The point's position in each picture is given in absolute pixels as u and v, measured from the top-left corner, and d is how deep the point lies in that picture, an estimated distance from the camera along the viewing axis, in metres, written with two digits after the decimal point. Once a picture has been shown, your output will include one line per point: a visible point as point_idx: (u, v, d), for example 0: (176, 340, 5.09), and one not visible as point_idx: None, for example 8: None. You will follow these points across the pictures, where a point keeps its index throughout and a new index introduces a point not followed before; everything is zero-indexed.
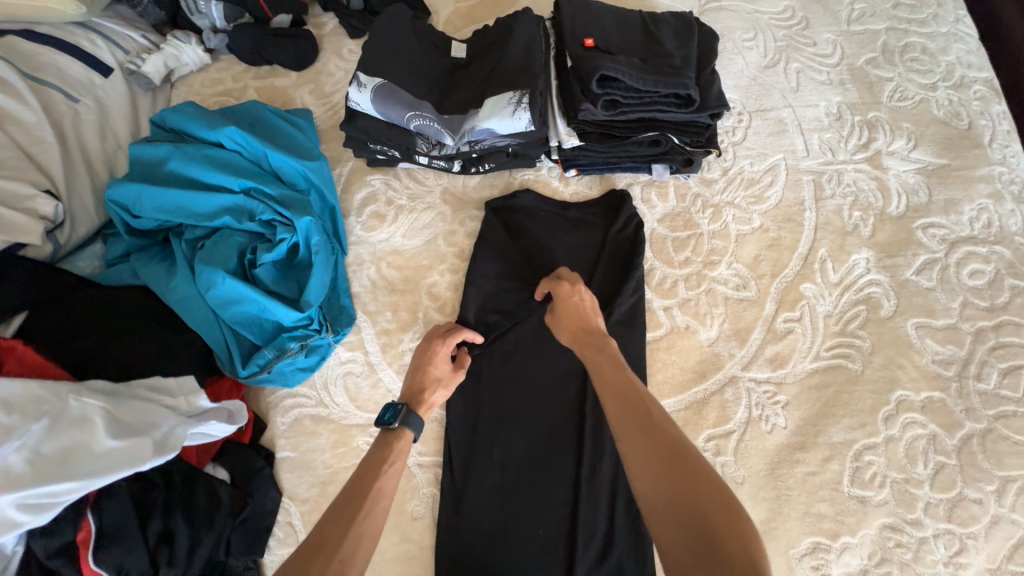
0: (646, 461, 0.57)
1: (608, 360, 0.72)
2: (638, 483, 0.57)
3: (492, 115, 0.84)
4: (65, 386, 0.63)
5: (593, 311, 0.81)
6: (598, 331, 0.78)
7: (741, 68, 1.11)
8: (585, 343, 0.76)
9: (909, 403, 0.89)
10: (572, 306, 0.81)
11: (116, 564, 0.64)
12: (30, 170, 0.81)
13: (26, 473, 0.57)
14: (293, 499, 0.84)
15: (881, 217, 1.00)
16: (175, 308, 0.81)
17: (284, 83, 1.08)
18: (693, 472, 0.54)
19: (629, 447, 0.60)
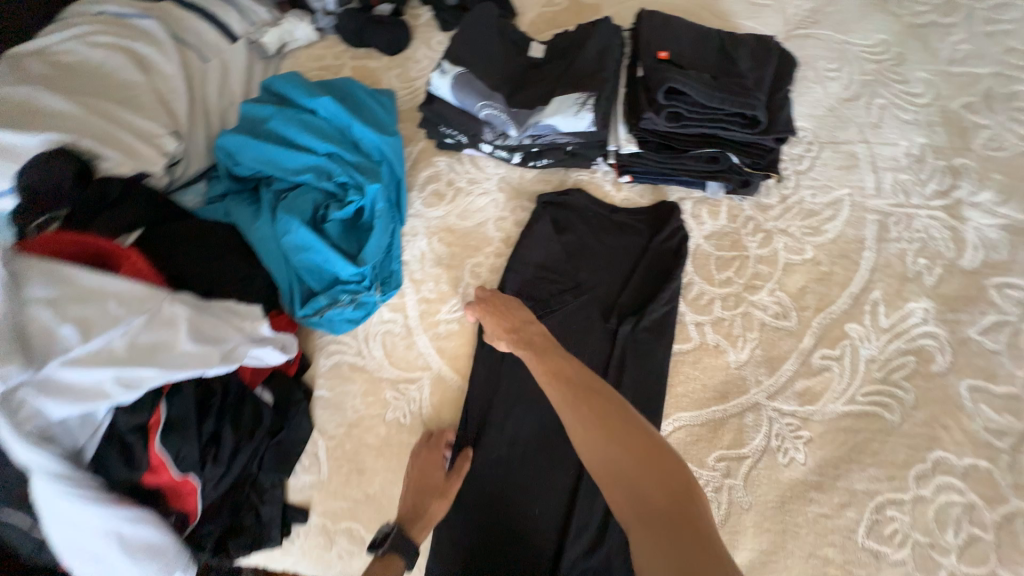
0: (592, 438, 0.66)
1: (541, 357, 0.79)
2: (587, 457, 0.65)
3: (556, 112, 0.89)
4: (161, 292, 0.75)
5: (532, 314, 0.88)
6: (538, 329, 0.85)
7: (819, 97, 1.08)
8: (517, 336, 0.85)
9: (948, 466, 0.84)
10: (512, 307, 0.89)
11: (175, 450, 0.75)
12: (163, 115, 0.97)
13: (124, 354, 0.68)
14: (321, 434, 0.92)
15: (950, 269, 0.94)
16: (254, 247, 0.92)
17: (376, 65, 1.20)
18: (631, 435, 0.65)
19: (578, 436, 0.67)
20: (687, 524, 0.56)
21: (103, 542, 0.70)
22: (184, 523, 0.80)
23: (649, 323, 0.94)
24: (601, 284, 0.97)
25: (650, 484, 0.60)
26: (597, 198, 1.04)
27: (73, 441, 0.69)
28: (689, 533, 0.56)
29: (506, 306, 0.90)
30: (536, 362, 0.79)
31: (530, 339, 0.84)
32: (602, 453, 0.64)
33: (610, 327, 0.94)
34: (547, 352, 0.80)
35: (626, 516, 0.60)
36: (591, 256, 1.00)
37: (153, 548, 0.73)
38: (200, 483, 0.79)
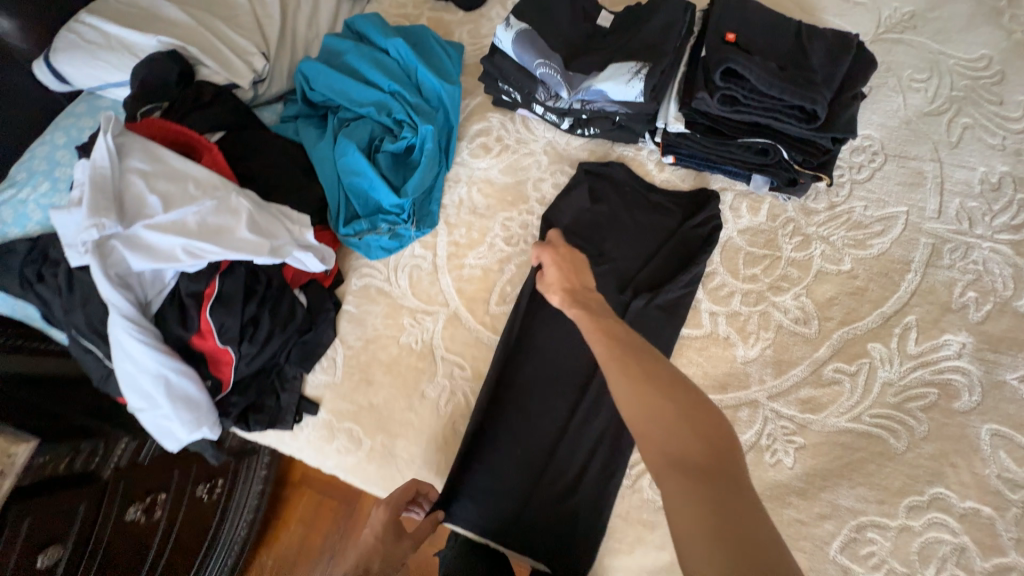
0: (629, 392, 0.64)
1: (589, 314, 0.77)
2: (624, 410, 0.63)
3: (608, 79, 0.92)
4: (233, 186, 0.86)
5: (585, 272, 0.88)
6: (586, 285, 0.85)
7: (896, 107, 1.02)
8: (570, 295, 0.82)
9: (946, 504, 0.80)
10: (567, 258, 0.89)
11: (220, 321, 0.87)
12: (257, 36, 1.08)
13: (193, 229, 0.80)
14: (341, 343, 1.02)
15: (1002, 307, 0.88)
16: (314, 165, 1.02)
17: (451, 19, 1.25)
18: (672, 392, 0.63)
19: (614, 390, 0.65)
20: (725, 478, 0.55)
21: (153, 383, 0.83)
22: (217, 390, 0.93)
23: (662, 302, 0.95)
24: (623, 257, 1.00)
25: (688, 436, 0.59)
26: (638, 172, 1.05)
27: (144, 293, 0.82)
28: (726, 483, 0.55)
29: (562, 256, 0.89)
30: (580, 313, 0.78)
31: (580, 292, 0.83)
32: (642, 402, 0.62)
33: (623, 299, 0.97)
34: (593, 306, 0.79)
35: (658, 465, 0.58)
36: (620, 228, 1.02)
37: (190, 401, 0.86)
38: (235, 357, 0.91)
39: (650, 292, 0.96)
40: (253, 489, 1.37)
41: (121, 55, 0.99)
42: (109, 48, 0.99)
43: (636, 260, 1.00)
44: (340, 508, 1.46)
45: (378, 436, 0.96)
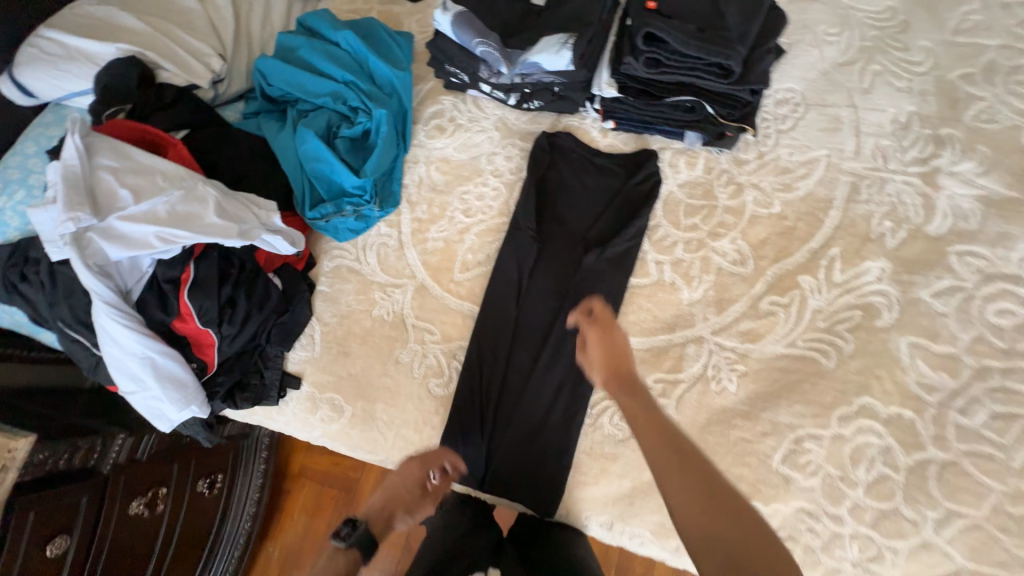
0: (689, 502, 0.66)
1: (641, 404, 0.77)
2: (680, 520, 0.66)
3: (540, 50, 1.01)
4: (199, 177, 0.92)
5: (627, 354, 0.85)
6: (632, 370, 0.82)
7: (813, 61, 1.10)
8: (619, 383, 0.81)
9: (873, 411, 0.89)
10: (608, 337, 0.86)
11: (199, 304, 0.93)
12: (213, 38, 1.14)
13: (164, 217, 0.86)
14: (318, 321, 1.09)
15: (915, 233, 0.97)
16: (277, 155, 1.08)
17: (399, 11, 1.31)
18: (728, 507, 0.65)
19: (673, 495, 0.68)
20: None
21: (139, 365, 0.89)
22: (202, 371, 0.99)
23: (610, 256, 1.03)
24: (573, 218, 1.08)
25: (749, 555, 0.61)
26: (583, 138, 1.12)
27: (123, 282, 0.89)
28: None
29: (603, 337, 0.86)
30: (634, 403, 0.78)
31: (626, 382, 0.81)
32: (698, 517, 0.65)
33: (576, 256, 1.05)
34: (642, 400, 0.78)
35: None
36: (571, 193, 1.09)
37: (176, 380, 0.92)
38: (217, 338, 0.97)
39: (599, 247, 1.04)
40: (252, 484, 1.42)
41: (82, 65, 1.04)
42: (70, 59, 1.04)
43: (584, 219, 1.07)
44: (341, 496, 1.52)
45: (359, 402, 1.03)
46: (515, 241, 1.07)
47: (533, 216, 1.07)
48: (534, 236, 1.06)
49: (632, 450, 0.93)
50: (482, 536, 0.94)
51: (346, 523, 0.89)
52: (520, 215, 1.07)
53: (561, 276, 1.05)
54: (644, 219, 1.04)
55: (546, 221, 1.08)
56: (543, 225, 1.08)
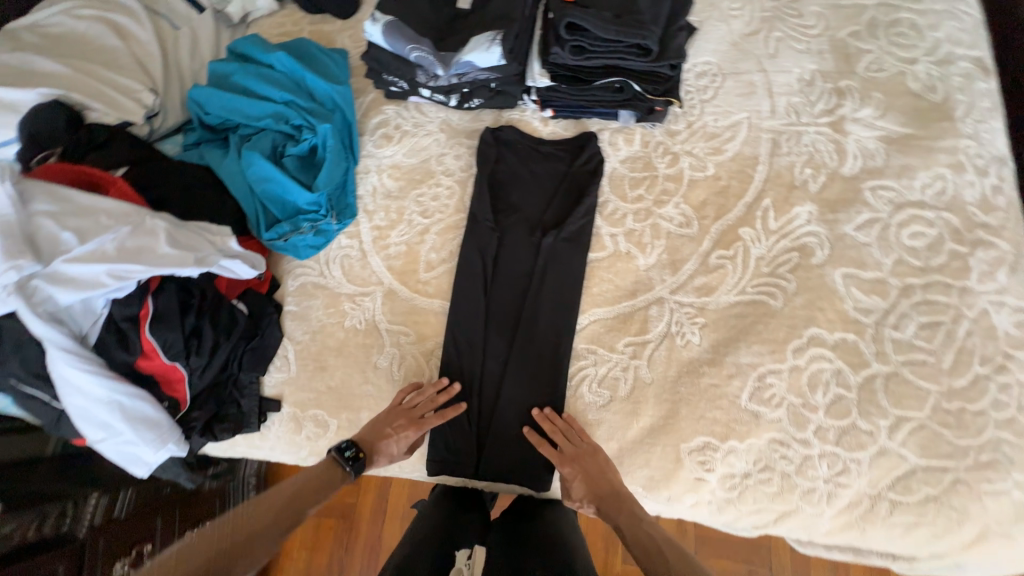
0: None
1: (628, 517, 0.86)
2: None
3: (472, 49, 1.04)
4: (145, 210, 0.90)
5: (608, 473, 0.91)
6: (611, 487, 0.90)
7: (723, 34, 1.20)
8: (603, 498, 0.89)
9: (821, 339, 0.98)
10: (581, 461, 0.92)
11: (163, 338, 0.91)
12: (141, 74, 1.12)
13: (113, 254, 0.84)
14: (290, 340, 1.08)
15: (832, 176, 1.07)
16: (224, 182, 1.07)
17: (330, 29, 1.33)
18: None
19: None
20: None
21: (106, 409, 0.86)
22: (175, 409, 0.96)
23: (566, 235, 1.08)
24: (527, 205, 1.12)
25: None
26: (525, 128, 1.18)
27: (78, 326, 0.86)
28: None
29: (578, 465, 0.91)
30: (618, 518, 0.87)
31: (607, 500, 0.89)
32: None
33: (535, 239, 1.09)
34: (624, 517, 0.86)
35: None
36: (521, 182, 1.14)
37: (148, 420, 0.90)
38: (186, 371, 0.95)
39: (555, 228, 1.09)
40: None
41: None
42: None
43: (538, 204, 1.12)
44: (340, 525, 1.47)
45: (343, 414, 1.03)
46: (475, 234, 1.10)
47: (488, 208, 1.11)
48: (492, 227, 1.10)
49: (613, 413, 0.98)
50: (474, 516, 1.02)
51: (351, 446, 0.91)
52: (476, 207, 1.11)
53: (524, 261, 1.08)
54: (593, 197, 1.10)
55: (502, 211, 1.12)
56: (499, 215, 1.12)
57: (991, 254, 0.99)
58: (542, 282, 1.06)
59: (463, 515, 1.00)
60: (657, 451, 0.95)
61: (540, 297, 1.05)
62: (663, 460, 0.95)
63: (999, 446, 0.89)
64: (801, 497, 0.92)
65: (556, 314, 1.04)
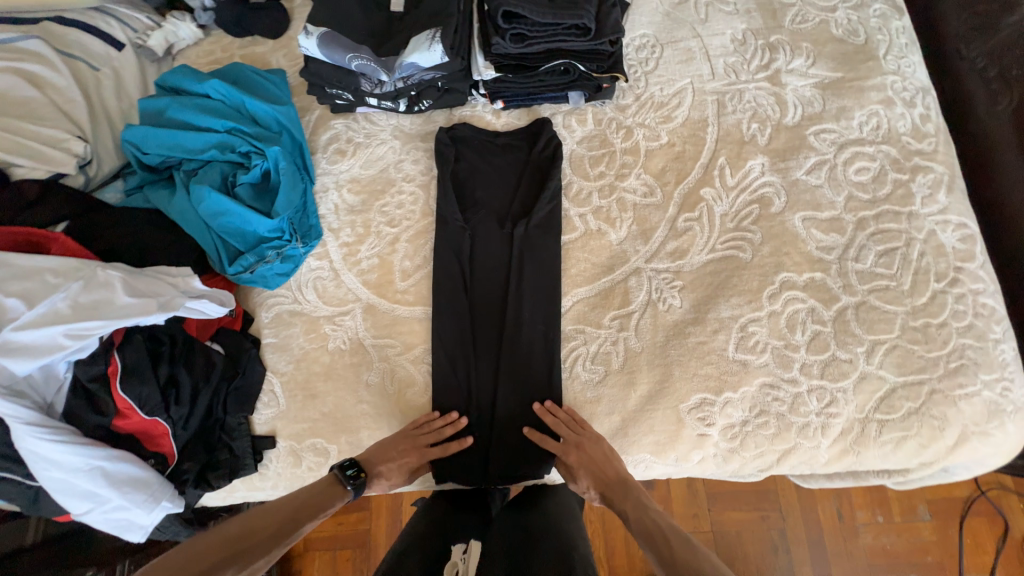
0: None
1: (633, 504, 0.87)
2: None
3: (412, 51, 1.02)
4: (95, 262, 0.85)
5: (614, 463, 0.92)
6: (617, 474, 0.91)
7: (655, 6, 1.23)
8: (608, 486, 0.90)
9: (793, 282, 1.02)
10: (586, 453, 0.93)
11: (137, 393, 0.86)
12: (64, 121, 1.05)
13: (68, 313, 0.79)
14: (275, 373, 1.04)
15: (778, 127, 1.12)
16: (175, 221, 1.03)
17: (263, 50, 1.30)
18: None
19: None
20: None
21: (88, 478, 0.81)
22: (163, 465, 0.92)
23: (537, 222, 1.09)
24: (494, 198, 1.12)
25: None
26: (479, 123, 1.18)
27: (42, 396, 0.81)
28: None
29: (581, 455, 0.93)
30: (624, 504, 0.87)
31: (613, 487, 0.90)
32: None
33: (506, 231, 1.09)
34: (629, 503, 0.87)
35: None
36: (484, 177, 1.14)
37: (136, 480, 0.85)
38: (169, 425, 0.90)
39: (524, 217, 1.09)
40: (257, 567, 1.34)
41: None
42: None
43: (503, 197, 1.12)
44: (357, 555, 1.44)
45: (342, 437, 1.01)
46: (446, 235, 1.09)
47: (455, 207, 1.11)
48: (462, 226, 1.09)
49: (611, 388, 1.00)
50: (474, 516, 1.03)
51: (352, 464, 0.90)
52: (443, 207, 1.10)
53: (500, 254, 1.08)
54: (557, 181, 1.10)
55: (469, 208, 1.12)
56: (467, 212, 1.11)
57: (930, 178, 1.06)
58: (520, 272, 1.06)
59: (462, 513, 1.03)
60: (658, 415, 0.98)
61: (520, 287, 1.05)
62: (665, 423, 0.98)
63: (964, 352, 0.96)
64: (798, 434, 0.96)
65: (539, 301, 1.05)
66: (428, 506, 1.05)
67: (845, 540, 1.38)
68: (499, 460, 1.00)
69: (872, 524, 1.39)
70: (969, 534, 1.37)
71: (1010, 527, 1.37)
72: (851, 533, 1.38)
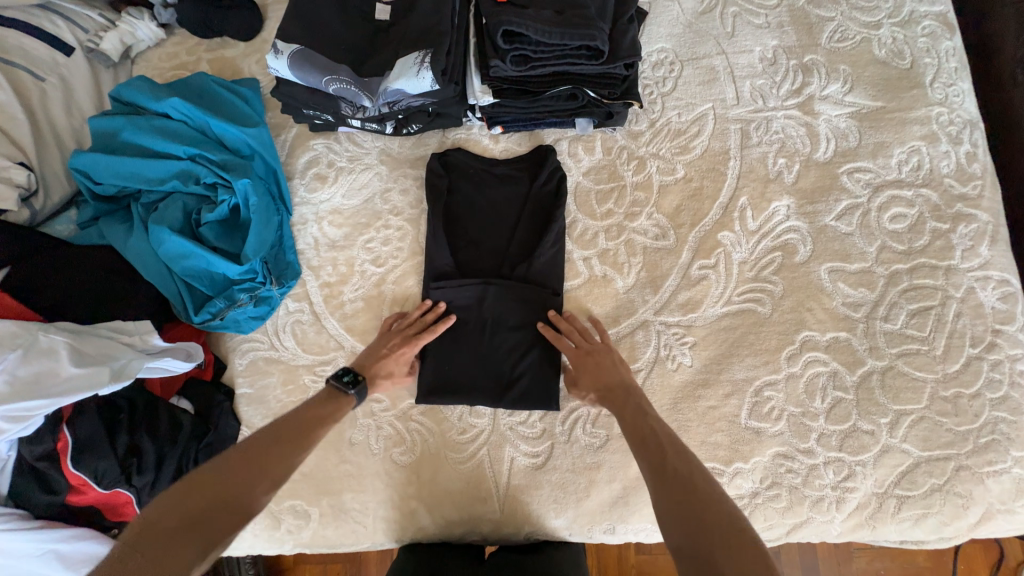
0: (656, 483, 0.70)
1: (631, 412, 0.80)
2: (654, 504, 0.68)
3: (399, 75, 0.89)
4: (35, 325, 0.76)
5: (616, 378, 0.86)
6: (621, 382, 0.86)
7: (676, 15, 1.09)
8: (609, 398, 0.84)
9: (814, 342, 0.93)
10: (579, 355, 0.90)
11: (93, 469, 0.78)
12: (4, 144, 0.93)
13: (4, 390, 0.71)
14: (250, 428, 0.96)
15: (807, 163, 1.00)
16: (134, 263, 0.93)
17: (233, 55, 1.15)
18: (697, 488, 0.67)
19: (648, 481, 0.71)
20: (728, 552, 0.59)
21: (43, 564, 0.75)
22: None
23: (537, 266, 0.98)
24: (489, 235, 1.02)
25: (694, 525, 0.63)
26: (474, 148, 1.06)
27: None
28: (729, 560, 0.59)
29: (592, 357, 0.89)
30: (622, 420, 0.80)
31: (614, 393, 0.84)
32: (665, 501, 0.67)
33: (503, 276, 0.98)
34: (627, 407, 0.81)
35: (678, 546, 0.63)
36: (480, 211, 1.03)
37: (94, 558, 0.78)
38: (132, 494, 0.82)
39: (521, 260, 0.99)
40: None
41: None
42: None
43: (499, 234, 1.02)
44: None
45: (324, 499, 0.94)
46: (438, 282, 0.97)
47: (447, 245, 1.00)
48: (454, 267, 0.99)
49: (613, 453, 0.92)
50: (469, 559, 0.94)
51: (349, 371, 0.85)
52: (433, 245, 0.99)
53: (496, 300, 0.97)
54: (559, 219, 0.99)
55: (463, 246, 1.01)
56: (460, 251, 1.01)
57: (972, 228, 0.95)
58: (517, 322, 0.96)
59: (455, 556, 0.94)
60: None
61: (518, 339, 0.96)
62: None
63: (995, 427, 0.88)
64: (811, 508, 0.89)
65: (537, 355, 0.95)
66: (418, 547, 0.95)
67: (838, 565, 1.21)
68: (490, 524, 0.93)
69: (867, 550, 1.22)
70: (964, 563, 1.21)
71: (1006, 552, 1.20)
72: (845, 559, 1.22)
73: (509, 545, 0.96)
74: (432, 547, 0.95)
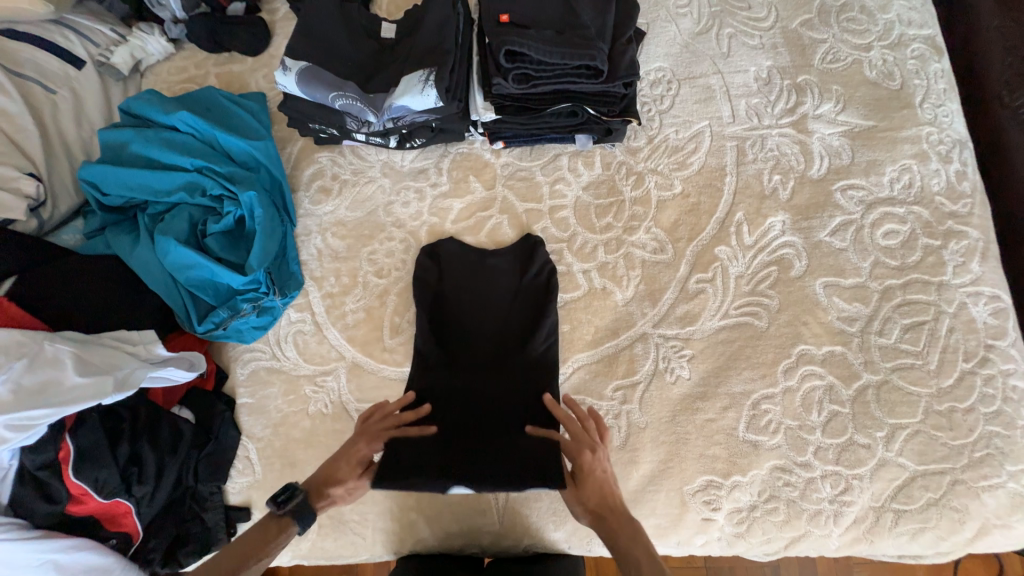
0: None
1: (638, 546, 0.75)
2: None
3: (404, 92, 0.92)
4: (42, 334, 0.77)
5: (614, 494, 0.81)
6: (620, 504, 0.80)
7: (673, 36, 1.13)
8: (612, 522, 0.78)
9: (810, 356, 0.95)
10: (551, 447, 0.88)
11: (93, 478, 0.78)
12: (14, 155, 0.94)
13: (9, 399, 0.71)
14: (250, 438, 0.96)
15: (801, 180, 1.03)
16: (140, 274, 0.94)
17: (241, 69, 1.18)
18: None
19: None
20: None
21: (40, 573, 0.75)
22: (128, 543, 0.84)
23: (530, 360, 0.97)
24: (482, 326, 1.00)
25: None
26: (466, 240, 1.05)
27: None
28: None
29: (588, 472, 0.81)
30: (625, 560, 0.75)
31: (615, 515, 0.79)
32: None
33: (493, 357, 0.97)
34: (628, 540, 0.76)
35: None
36: (471, 300, 1.02)
37: (95, 568, 0.78)
38: (132, 503, 0.82)
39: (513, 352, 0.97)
40: None
41: None
42: None
43: (491, 326, 1.00)
44: None
45: (323, 510, 0.94)
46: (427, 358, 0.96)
47: (439, 333, 0.99)
48: (446, 356, 0.97)
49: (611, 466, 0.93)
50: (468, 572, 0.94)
51: (284, 492, 0.80)
52: (424, 337, 0.97)
53: (488, 392, 0.94)
54: (554, 316, 0.99)
55: (455, 335, 0.99)
56: (453, 340, 0.99)
57: (963, 245, 0.97)
58: (502, 402, 0.94)
59: (455, 568, 0.93)
60: (661, 498, 0.91)
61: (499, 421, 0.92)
62: (668, 505, 0.91)
63: (990, 441, 0.89)
64: (809, 522, 0.89)
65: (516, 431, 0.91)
66: (417, 559, 0.95)
67: None
68: (489, 536, 0.93)
69: (866, 564, 1.22)
70: None
71: (1007, 567, 1.20)
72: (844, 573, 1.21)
73: (508, 556, 0.96)
74: (432, 559, 0.95)
